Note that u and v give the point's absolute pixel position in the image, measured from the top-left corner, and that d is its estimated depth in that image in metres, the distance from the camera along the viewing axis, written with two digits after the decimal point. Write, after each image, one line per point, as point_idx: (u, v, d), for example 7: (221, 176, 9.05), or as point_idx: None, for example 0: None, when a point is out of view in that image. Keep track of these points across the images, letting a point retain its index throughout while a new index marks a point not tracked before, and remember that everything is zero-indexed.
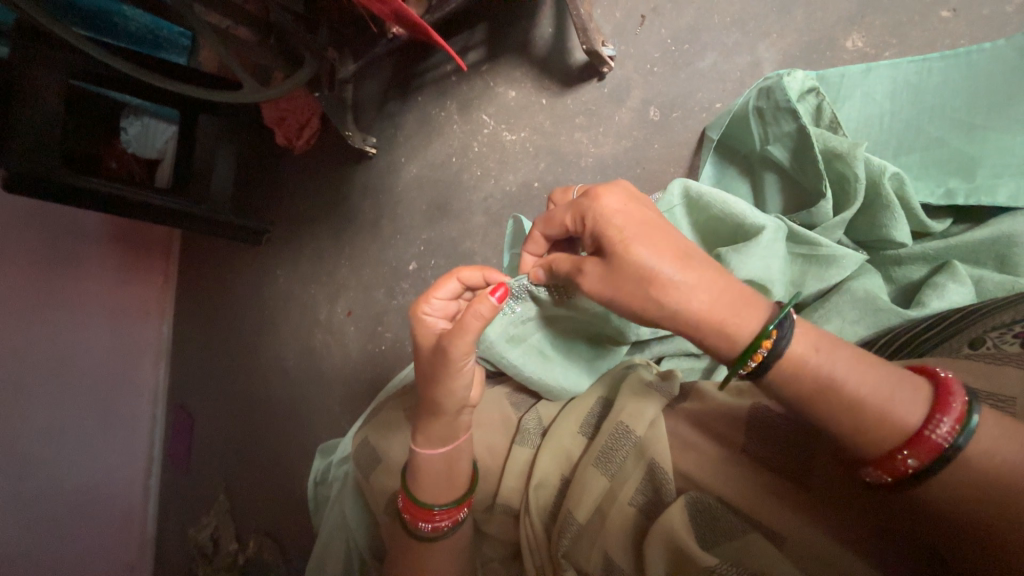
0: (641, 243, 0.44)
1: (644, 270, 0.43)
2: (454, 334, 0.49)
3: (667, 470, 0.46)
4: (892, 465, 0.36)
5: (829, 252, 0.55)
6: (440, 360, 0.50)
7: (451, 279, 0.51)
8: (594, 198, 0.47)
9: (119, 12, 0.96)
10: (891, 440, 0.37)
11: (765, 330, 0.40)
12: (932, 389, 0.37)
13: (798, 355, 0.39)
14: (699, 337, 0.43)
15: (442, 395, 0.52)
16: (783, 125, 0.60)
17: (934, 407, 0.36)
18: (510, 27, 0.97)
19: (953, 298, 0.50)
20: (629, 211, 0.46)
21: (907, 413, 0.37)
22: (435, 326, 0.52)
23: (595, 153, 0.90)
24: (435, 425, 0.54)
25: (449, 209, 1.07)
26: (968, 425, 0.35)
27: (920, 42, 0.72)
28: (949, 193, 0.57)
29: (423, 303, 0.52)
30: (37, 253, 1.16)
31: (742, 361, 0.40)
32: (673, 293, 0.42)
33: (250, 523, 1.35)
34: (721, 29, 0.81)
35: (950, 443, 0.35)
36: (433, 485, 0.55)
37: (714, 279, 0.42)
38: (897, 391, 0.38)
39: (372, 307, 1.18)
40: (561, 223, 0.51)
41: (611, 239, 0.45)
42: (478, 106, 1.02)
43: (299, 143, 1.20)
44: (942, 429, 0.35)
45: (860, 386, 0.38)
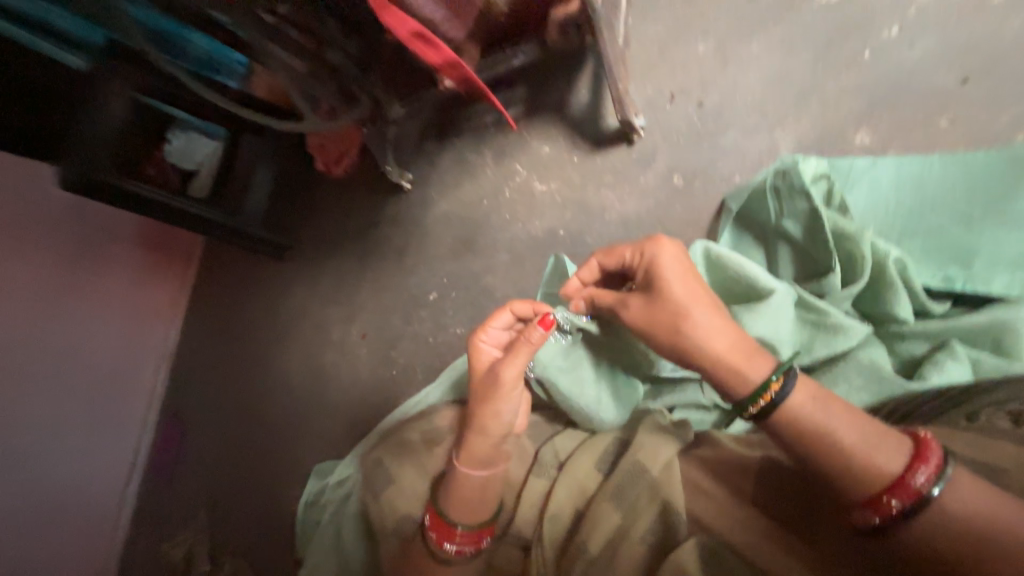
0: (687, 286, 0.52)
1: (682, 309, 0.51)
2: (506, 359, 0.57)
3: (680, 510, 0.49)
4: (880, 507, 0.42)
5: (837, 321, 0.59)
6: (491, 382, 0.57)
7: (506, 309, 0.61)
8: (657, 241, 0.55)
9: (184, 39, 1.05)
10: (878, 485, 0.42)
11: (767, 382, 0.47)
12: (911, 445, 0.43)
13: (798, 404, 0.46)
14: (714, 374, 0.51)
15: (489, 417, 0.57)
16: (798, 203, 0.66)
17: (914, 459, 0.42)
18: (551, 90, 1.07)
19: (953, 374, 0.54)
20: (678, 259, 0.54)
21: (890, 463, 0.42)
22: (487, 353, 0.60)
23: (619, 209, 0.97)
24: (480, 444, 0.57)
25: (476, 245, 1.13)
26: (942, 475, 0.40)
27: (920, 144, 0.80)
28: (949, 279, 0.62)
29: (482, 332, 0.61)
30: (67, 247, 1.21)
31: (753, 399, 0.48)
32: (701, 332, 0.51)
33: (229, 543, 1.31)
34: (742, 113, 0.90)
35: (927, 490, 0.40)
36: (464, 506, 0.57)
37: (732, 330, 0.51)
38: (883, 443, 0.43)
39: (389, 332, 1.21)
40: (619, 257, 0.58)
41: (662, 279, 0.53)
42: (513, 156, 1.10)
43: (337, 168, 1.31)
44: (920, 477, 0.41)
45: (849, 435, 0.43)
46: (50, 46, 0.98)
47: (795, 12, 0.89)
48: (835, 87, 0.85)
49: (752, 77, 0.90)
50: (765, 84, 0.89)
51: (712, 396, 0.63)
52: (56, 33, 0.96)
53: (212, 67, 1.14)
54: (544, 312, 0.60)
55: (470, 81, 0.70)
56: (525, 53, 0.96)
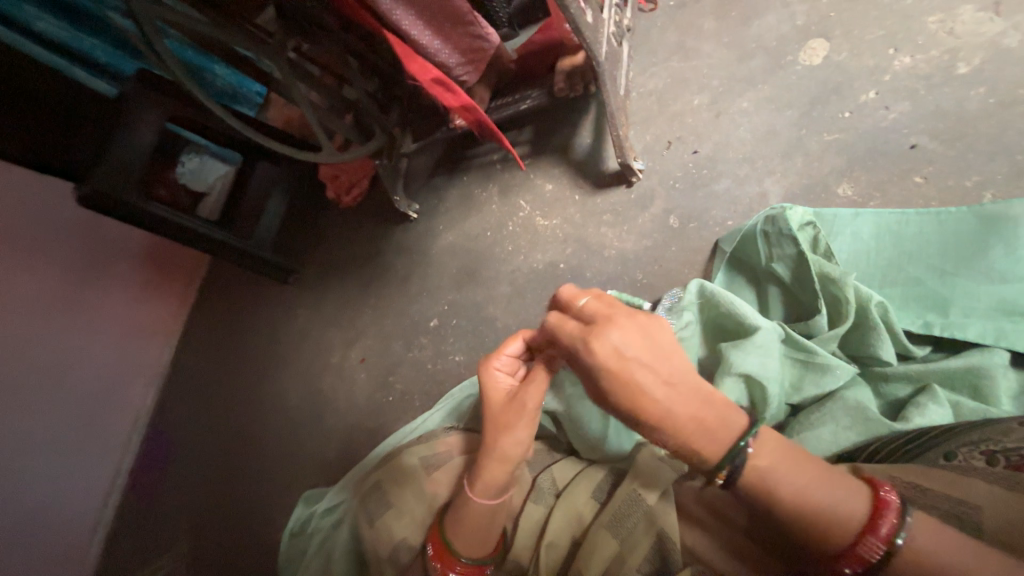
0: (638, 372, 0.45)
1: (636, 402, 0.45)
2: (522, 392, 0.55)
3: (675, 540, 0.50)
4: (833, 565, 0.42)
5: (824, 360, 0.62)
6: (514, 408, 0.55)
7: (517, 339, 0.58)
8: (597, 332, 0.46)
9: (210, 70, 1.17)
10: (829, 548, 0.42)
11: (734, 447, 0.43)
12: (870, 505, 0.41)
13: (758, 470, 0.43)
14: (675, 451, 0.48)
15: (510, 444, 0.55)
16: (786, 248, 0.70)
17: (867, 525, 0.40)
18: (555, 133, 1.13)
19: (934, 417, 0.56)
20: (616, 357, 0.46)
21: (845, 525, 0.41)
22: (503, 381, 0.58)
23: (618, 247, 1.01)
24: (496, 472, 0.55)
25: (478, 276, 1.16)
26: (896, 538, 0.40)
27: (899, 197, 0.85)
28: (927, 324, 0.65)
29: (494, 358, 0.58)
30: (72, 261, 1.24)
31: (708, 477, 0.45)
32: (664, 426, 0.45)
33: (208, 572, 1.27)
34: (735, 162, 0.96)
35: (879, 556, 0.40)
36: (470, 536, 0.56)
37: (704, 405, 0.44)
38: (837, 505, 0.42)
39: (387, 358, 1.22)
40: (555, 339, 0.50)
41: (604, 371, 0.46)
42: (517, 192, 1.15)
43: (346, 198, 1.36)
44: (871, 546, 0.40)
45: (807, 497, 0.42)
46: (82, 73, 1.04)
47: (782, 73, 0.96)
48: (819, 143, 0.92)
49: (743, 130, 0.97)
50: (756, 137, 0.96)
51: None
52: (88, 63, 1.07)
53: (231, 95, 1.26)
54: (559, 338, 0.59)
55: (483, 124, 0.76)
56: (532, 98, 1.03)
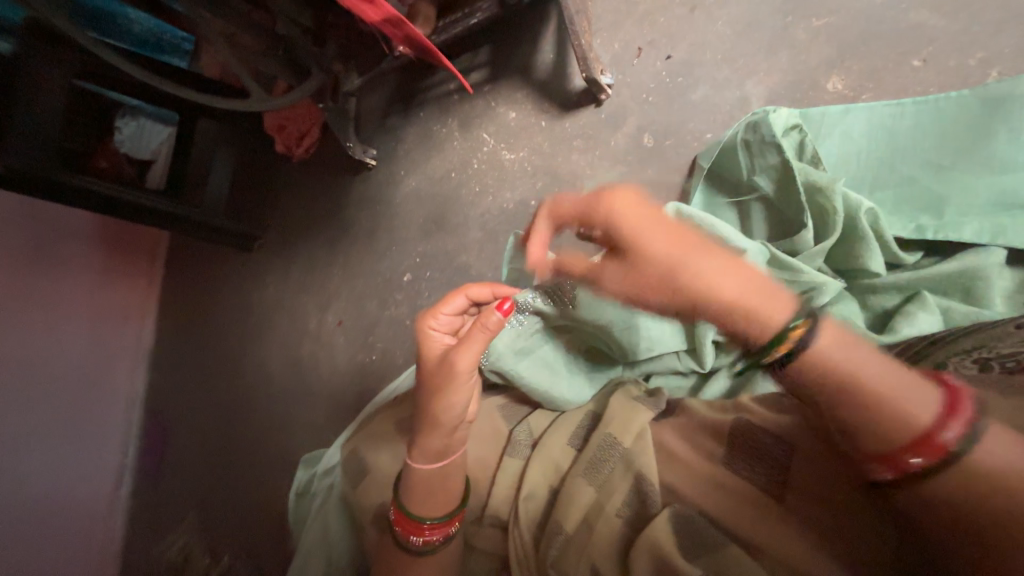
0: (657, 232, 0.47)
1: (671, 261, 0.46)
2: (458, 347, 0.54)
3: (654, 481, 0.48)
4: (897, 463, 0.37)
5: (812, 278, 0.58)
6: (445, 369, 0.54)
7: (460, 295, 0.58)
8: (605, 197, 0.49)
9: (124, 15, 0.98)
10: (899, 440, 0.37)
11: (788, 328, 0.42)
12: (943, 394, 0.38)
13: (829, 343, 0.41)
14: (728, 324, 0.46)
15: (442, 407, 0.55)
16: (769, 157, 0.64)
17: (947, 412, 0.37)
18: (512, 52, 1.01)
19: (924, 326, 0.54)
20: (642, 215, 0.47)
21: (920, 414, 0.37)
22: (440, 339, 0.57)
23: (590, 176, 0.94)
24: (433, 438, 0.56)
25: (446, 223, 1.09)
26: (975, 427, 0.35)
27: (894, 87, 0.77)
28: (920, 229, 0.60)
29: (432, 317, 0.57)
30: (19, 250, 1.14)
31: (768, 351, 0.43)
32: (702, 278, 0.45)
33: (225, 537, 1.30)
34: (712, 66, 0.86)
35: (956, 446, 0.35)
36: (425, 499, 0.56)
37: (735, 263, 0.45)
38: (912, 393, 0.38)
39: (364, 317, 1.18)
40: (568, 215, 0.53)
41: (631, 233, 0.47)
42: (478, 125, 1.05)
43: (298, 151, 1.23)
44: (949, 432, 0.36)
45: (875, 378, 0.39)
46: None
47: None
48: (807, 31, 0.82)
49: (720, 26, 0.86)
50: (734, 33, 0.85)
51: (688, 364, 0.62)
52: None
53: (155, 44, 1.06)
54: (504, 295, 0.59)
55: (417, 42, 0.65)
56: (482, 11, 0.89)
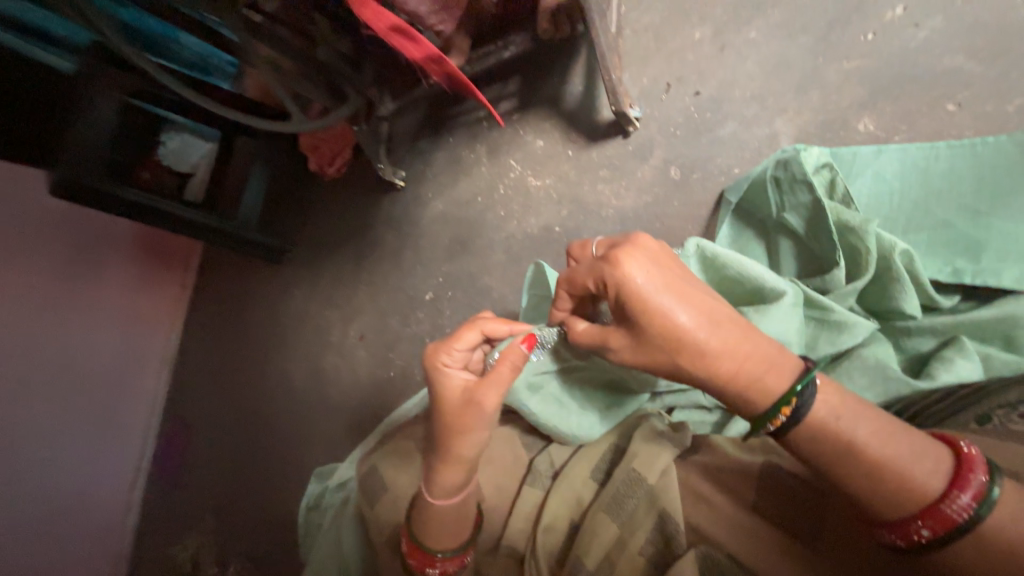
0: (666, 309, 0.46)
1: (676, 341, 0.46)
2: (483, 386, 0.54)
3: (679, 521, 0.48)
4: (905, 531, 0.38)
5: (841, 317, 0.58)
6: (471, 412, 0.54)
7: (474, 330, 0.56)
8: (615, 264, 0.48)
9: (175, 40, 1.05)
10: (908, 508, 0.39)
11: (787, 395, 0.43)
12: (953, 461, 0.39)
13: (827, 412, 0.42)
14: (726, 395, 0.47)
15: (464, 446, 0.54)
16: (801, 196, 0.64)
17: (953, 481, 0.38)
18: (543, 83, 1.04)
19: (963, 372, 0.52)
20: (651, 280, 0.47)
21: (928, 482, 0.39)
22: (456, 376, 0.55)
23: (616, 205, 0.95)
24: (451, 474, 0.55)
25: (472, 245, 1.11)
26: (987, 498, 0.37)
27: (928, 130, 0.78)
28: (957, 272, 0.60)
29: (445, 354, 0.55)
30: (63, 255, 1.19)
31: (765, 420, 0.44)
32: (703, 359, 0.46)
33: (236, 546, 1.31)
34: (741, 102, 0.87)
35: (968, 516, 0.37)
36: (439, 531, 0.55)
37: (746, 336, 0.45)
38: (918, 460, 0.39)
39: (385, 334, 1.20)
40: (582, 284, 0.52)
41: (638, 309, 0.47)
42: (507, 152, 1.08)
43: (330, 170, 1.27)
44: (960, 503, 0.37)
45: (887, 447, 0.39)
46: (37, 50, 0.95)
47: None
48: (838, 72, 0.83)
49: (750, 65, 0.87)
50: (764, 72, 0.87)
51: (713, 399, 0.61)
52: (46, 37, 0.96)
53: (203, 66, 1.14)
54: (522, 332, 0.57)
55: (455, 78, 0.68)
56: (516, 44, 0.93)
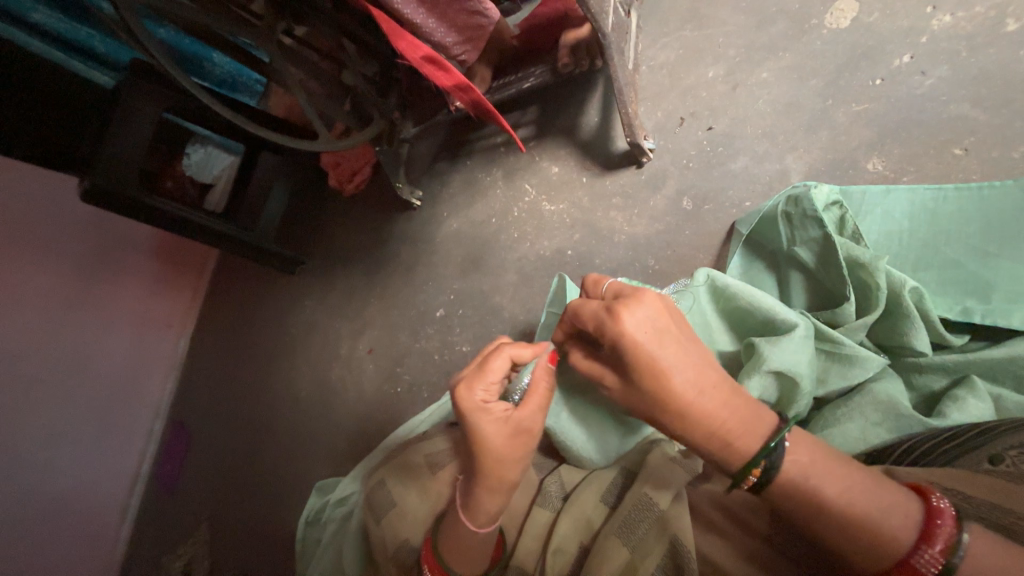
0: (659, 365, 0.47)
1: (662, 395, 0.48)
2: (526, 408, 0.55)
3: (691, 549, 0.47)
4: None
5: (852, 351, 0.59)
6: (520, 441, 0.54)
7: (505, 357, 0.58)
8: (617, 317, 0.49)
9: (209, 59, 1.10)
10: (882, 561, 0.40)
11: (761, 452, 0.45)
12: (922, 514, 0.40)
13: (792, 470, 0.44)
14: (701, 449, 0.49)
15: (508, 467, 0.54)
16: (811, 231, 0.65)
17: (922, 535, 0.39)
18: (561, 113, 1.08)
19: (974, 412, 0.53)
20: (650, 336, 0.48)
21: (898, 536, 0.40)
22: (498, 407, 0.56)
23: (628, 232, 0.97)
24: (490, 500, 0.54)
25: (484, 264, 1.13)
26: (956, 549, 0.37)
27: (935, 172, 0.80)
28: (966, 311, 0.61)
29: (478, 382, 0.56)
30: (84, 257, 1.22)
31: (743, 476, 0.45)
32: (687, 413, 0.47)
33: (229, 558, 1.29)
34: (753, 138, 0.90)
35: (939, 570, 0.38)
36: (463, 551, 0.55)
37: (730, 397, 0.47)
38: (888, 514, 0.40)
39: (394, 349, 1.21)
40: (585, 326, 0.53)
41: (632, 362, 0.48)
42: (522, 177, 1.11)
43: (349, 186, 1.30)
44: (927, 558, 0.38)
45: (852, 505, 0.41)
46: (80, 65, 1.00)
47: (806, 40, 0.90)
48: (847, 113, 0.86)
49: (762, 104, 0.91)
50: (775, 110, 0.90)
51: None
52: (86, 53, 1.01)
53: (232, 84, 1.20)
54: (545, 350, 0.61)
55: (478, 106, 0.71)
56: (535, 76, 0.97)
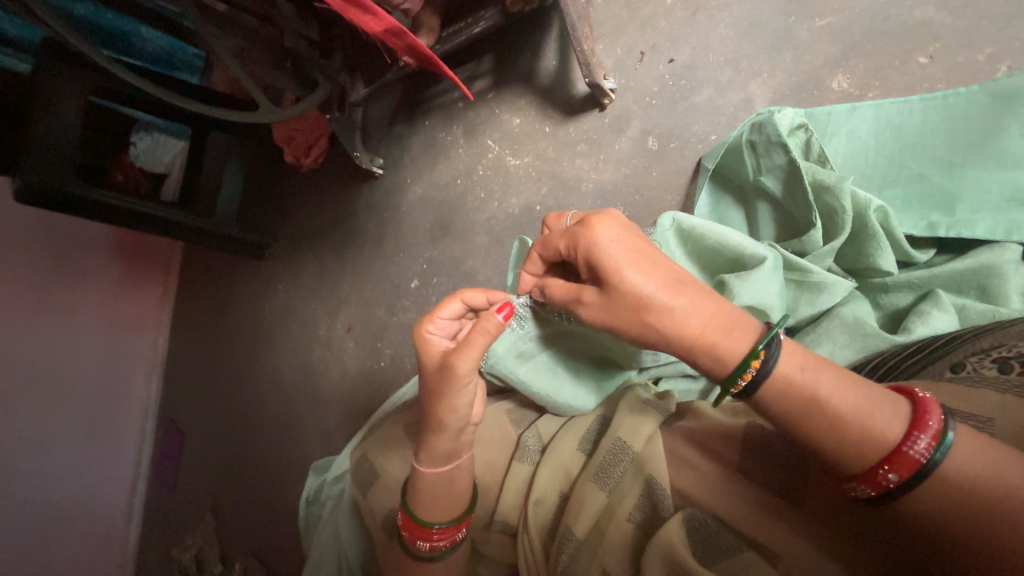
0: (631, 268, 0.47)
1: (643, 300, 0.47)
2: (457, 351, 0.52)
3: (664, 486, 0.48)
4: (875, 481, 0.39)
5: (820, 278, 0.58)
6: (445, 376, 0.53)
7: (456, 300, 0.55)
8: (589, 228, 0.50)
9: (136, 34, 0.97)
10: (873, 456, 0.40)
11: (754, 351, 0.44)
12: (910, 408, 0.40)
13: (791, 366, 0.43)
14: (693, 357, 0.47)
15: (445, 411, 0.54)
16: (776, 158, 0.63)
17: (912, 425, 0.39)
18: (517, 58, 1.01)
19: (938, 326, 0.53)
20: (621, 242, 0.49)
21: (888, 429, 0.40)
22: (437, 345, 0.56)
23: (595, 179, 0.94)
24: (439, 442, 0.55)
25: (453, 228, 1.09)
26: (944, 441, 0.37)
27: (901, 85, 0.77)
28: (931, 226, 0.60)
29: (428, 322, 0.56)
30: (39, 263, 1.15)
31: (733, 379, 0.44)
32: (669, 319, 0.46)
33: (238, 543, 1.31)
34: (716, 67, 0.86)
35: (928, 458, 0.38)
36: (432, 503, 0.56)
37: (707, 301, 0.47)
38: (877, 408, 0.41)
39: (372, 323, 1.18)
40: (555, 247, 0.54)
41: (608, 267, 0.48)
42: (483, 132, 1.06)
43: (306, 161, 1.21)
44: (920, 445, 0.38)
45: (844, 401, 0.41)
46: None
47: None
48: (811, 30, 0.82)
49: (723, 28, 0.86)
50: (737, 34, 0.85)
51: None
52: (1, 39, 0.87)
53: (167, 61, 1.06)
54: (499, 301, 0.55)
55: (420, 53, 0.65)
56: (484, 20, 0.89)
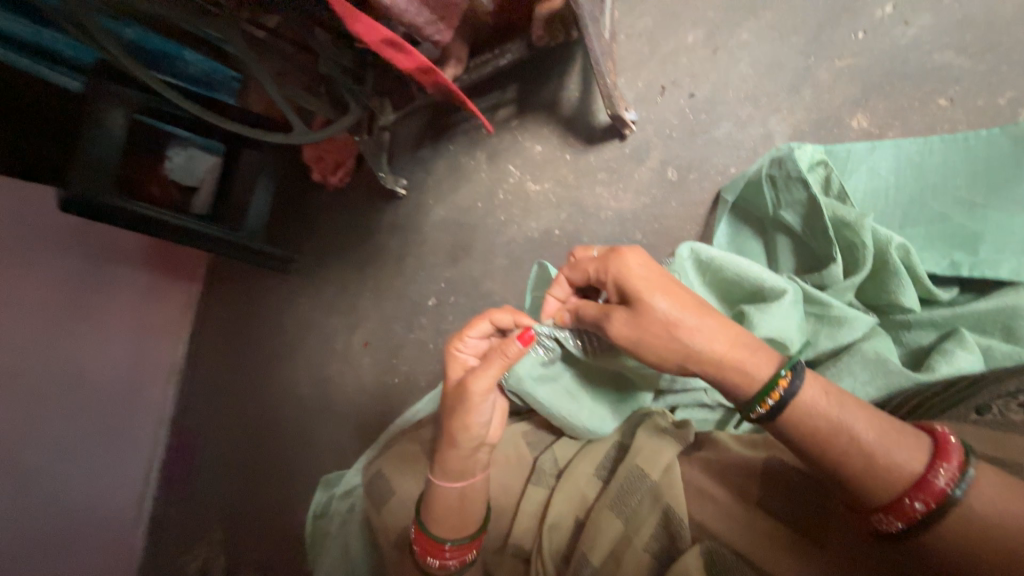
0: (658, 291, 0.49)
1: (669, 320, 0.48)
2: (476, 370, 0.54)
3: (682, 516, 0.48)
4: (901, 511, 0.39)
5: (841, 313, 0.59)
6: (460, 393, 0.55)
7: (484, 320, 0.56)
8: (619, 254, 0.52)
9: (181, 57, 1.03)
10: (898, 486, 0.39)
11: (775, 377, 0.45)
12: (930, 441, 0.40)
13: (812, 392, 0.44)
14: (720, 376, 0.48)
15: (459, 428, 0.55)
16: (796, 193, 0.64)
17: (935, 455, 0.39)
18: (541, 89, 1.05)
19: (962, 365, 0.52)
20: (650, 269, 0.51)
21: (912, 459, 0.40)
22: (464, 362, 0.58)
23: (614, 208, 0.96)
24: (452, 458, 0.56)
25: (474, 250, 1.12)
26: (966, 475, 0.37)
27: (920, 126, 0.79)
28: (954, 265, 0.60)
29: (458, 341, 0.57)
30: (75, 267, 1.18)
31: (760, 400, 0.45)
32: (698, 337, 0.48)
33: (246, 556, 1.31)
34: (735, 103, 0.89)
35: (952, 489, 0.37)
36: (445, 519, 0.57)
37: (729, 328, 0.48)
38: (901, 438, 0.41)
39: (391, 340, 1.20)
40: (584, 270, 0.56)
41: (636, 290, 0.50)
42: (506, 157, 1.09)
43: (333, 179, 1.27)
44: (943, 476, 0.38)
45: (870, 431, 0.41)
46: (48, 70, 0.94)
47: None
48: (830, 71, 0.84)
49: (744, 66, 0.88)
50: (757, 72, 0.88)
51: (715, 398, 0.62)
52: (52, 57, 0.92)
53: (207, 83, 1.12)
54: (526, 325, 0.56)
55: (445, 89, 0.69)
56: (513, 53, 0.94)
